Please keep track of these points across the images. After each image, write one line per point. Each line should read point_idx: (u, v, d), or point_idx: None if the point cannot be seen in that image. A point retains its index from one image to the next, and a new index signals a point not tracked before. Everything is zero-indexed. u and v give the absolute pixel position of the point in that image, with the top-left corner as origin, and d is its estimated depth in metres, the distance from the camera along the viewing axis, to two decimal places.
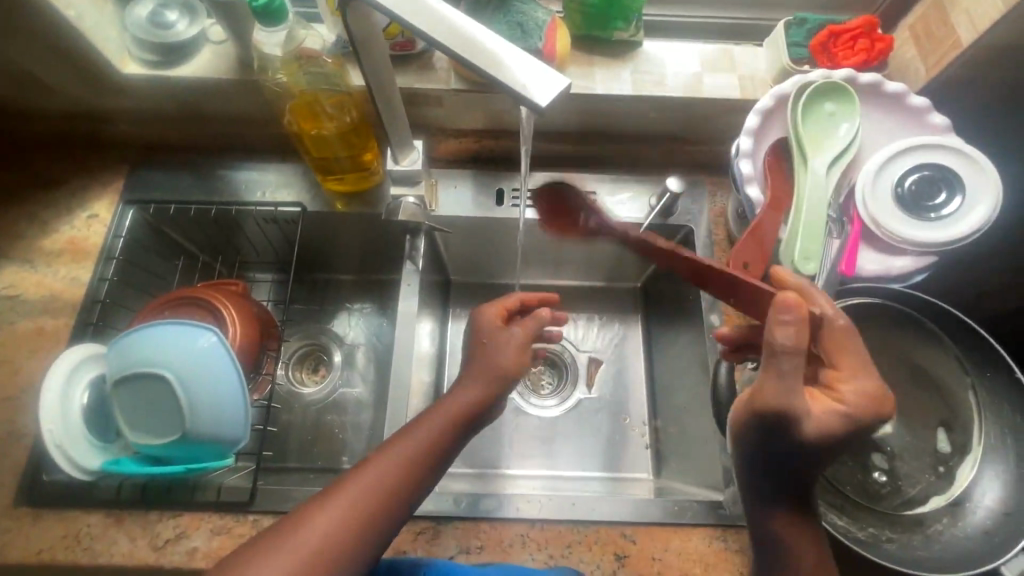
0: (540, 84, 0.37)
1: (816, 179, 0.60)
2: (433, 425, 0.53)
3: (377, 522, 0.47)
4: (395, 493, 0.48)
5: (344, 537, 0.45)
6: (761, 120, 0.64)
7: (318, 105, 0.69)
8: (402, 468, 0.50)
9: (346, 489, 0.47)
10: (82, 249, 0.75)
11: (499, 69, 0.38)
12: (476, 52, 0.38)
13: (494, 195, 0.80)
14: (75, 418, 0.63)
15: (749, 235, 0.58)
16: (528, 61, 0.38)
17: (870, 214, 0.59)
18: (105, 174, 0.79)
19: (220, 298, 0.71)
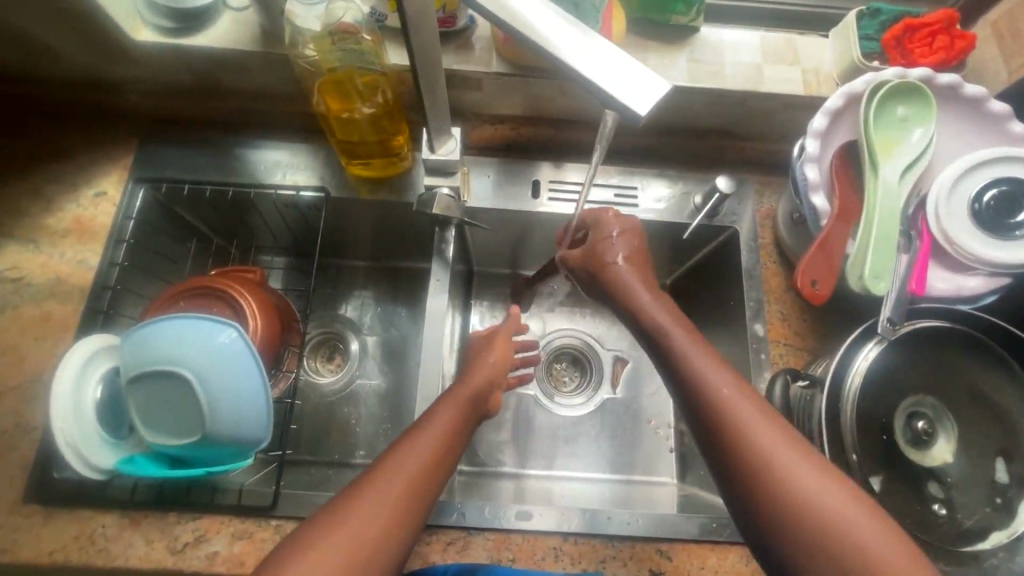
0: (636, 91, 0.34)
1: (887, 190, 0.56)
2: (446, 418, 0.52)
3: (409, 521, 0.44)
4: (422, 491, 0.46)
5: (380, 539, 0.42)
6: (828, 121, 0.59)
7: (347, 82, 0.63)
8: (424, 466, 0.47)
9: (370, 492, 0.44)
10: (89, 230, 0.70)
11: (590, 70, 0.35)
12: (566, 53, 0.35)
13: (529, 186, 0.74)
14: (88, 415, 0.59)
15: (817, 251, 0.56)
16: (618, 64, 0.35)
17: (943, 229, 0.56)
18: (113, 148, 0.74)
19: (238, 288, 0.66)
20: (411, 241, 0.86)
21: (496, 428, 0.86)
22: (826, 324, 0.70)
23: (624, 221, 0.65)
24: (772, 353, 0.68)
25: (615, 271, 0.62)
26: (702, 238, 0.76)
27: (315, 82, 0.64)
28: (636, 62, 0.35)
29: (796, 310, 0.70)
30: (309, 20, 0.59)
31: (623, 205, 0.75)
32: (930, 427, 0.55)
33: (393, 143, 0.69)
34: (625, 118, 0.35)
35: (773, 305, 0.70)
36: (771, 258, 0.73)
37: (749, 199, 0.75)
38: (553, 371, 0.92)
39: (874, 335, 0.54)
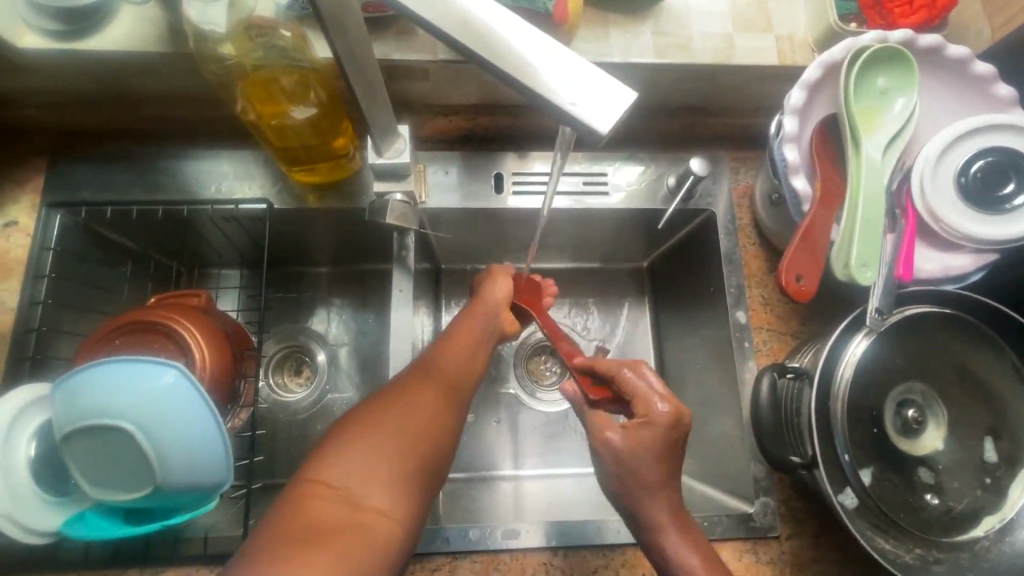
0: (592, 102, 0.30)
1: (871, 168, 0.52)
2: (455, 349, 0.55)
3: (431, 437, 0.48)
4: (437, 414, 0.50)
5: (404, 450, 0.46)
6: (805, 96, 0.54)
7: (274, 83, 0.56)
8: (440, 394, 0.51)
9: (390, 409, 0.48)
10: (4, 266, 0.64)
11: (538, 81, 0.31)
12: (528, 62, 0.31)
13: (491, 180, 0.69)
14: (21, 477, 0.54)
15: (800, 242, 0.53)
16: (575, 67, 0.31)
17: (929, 207, 0.53)
18: (21, 171, 0.66)
19: (178, 319, 0.60)
20: (372, 241, 0.78)
21: (477, 430, 0.82)
22: (807, 304, 0.67)
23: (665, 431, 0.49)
24: (755, 341, 0.66)
25: (641, 452, 0.49)
26: (677, 223, 0.73)
27: (238, 85, 0.56)
28: (589, 64, 0.31)
29: (776, 292, 0.68)
30: (219, 25, 0.53)
31: (593, 194, 0.70)
32: (920, 414, 0.54)
33: (337, 144, 0.62)
34: (583, 134, 0.31)
35: (754, 290, 0.67)
36: (750, 240, 0.70)
37: (724, 178, 0.71)
38: (533, 366, 0.88)
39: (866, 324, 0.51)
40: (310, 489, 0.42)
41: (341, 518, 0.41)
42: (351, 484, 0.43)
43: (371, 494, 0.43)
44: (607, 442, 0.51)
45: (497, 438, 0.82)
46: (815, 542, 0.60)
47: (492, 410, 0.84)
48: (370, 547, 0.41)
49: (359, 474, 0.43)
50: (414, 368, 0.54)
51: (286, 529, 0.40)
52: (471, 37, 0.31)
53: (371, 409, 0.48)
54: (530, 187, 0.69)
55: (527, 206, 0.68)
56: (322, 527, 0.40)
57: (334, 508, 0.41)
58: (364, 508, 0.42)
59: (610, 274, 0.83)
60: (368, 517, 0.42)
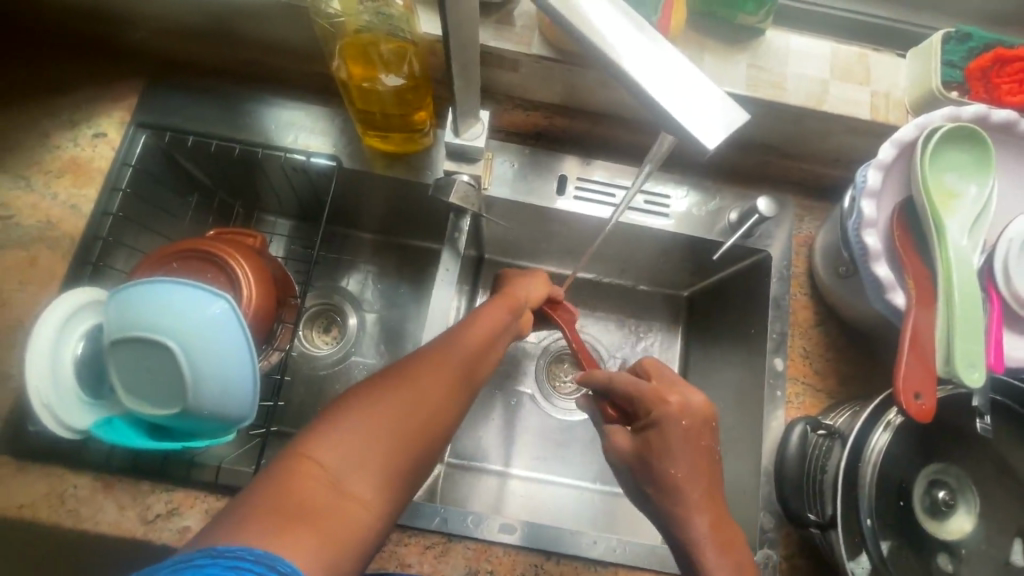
0: (701, 118, 0.33)
1: (960, 256, 0.51)
2: (487, 322, 0.55)
3: (434, 424, 0.46)
4: (449, 401, 0.47)
5: (404, 433, 0.44)
6: (881, 177, 0.53)
7: (373, 49, 0.58)
8: (467, 362, 0.50)
9: (390, 390, 0.45)
10: (86, 172, 0.66)
11: (649, 88, 0.33)
12: (646, 66, 0.34)
13: (554, 181, 0.69)
14: (66, 373, 0.56)
15: (910, 353, 0.48)
16: (687, 81, 0.34)
17: (1015, 293, 0.51)
18: (116, 87, 0.69)
19: (233, 254, 0.62)
20: (417, 214, 0.79)
21: (482, 421, 0.82)
22: (846, 367, 0.66)
23: (691, 424, 0.49)
24: (788, 391, 0.65)
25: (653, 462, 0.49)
26: (730, 259, 0.72)
27: (335, 49, 0.58)
28: (700, 78, 0.34)
29: (819, 347, 0.67)
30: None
31: (652, 214, 0.70)
32: (950, 497, 0.52)
33: (416, 118, 0.64)
34: (687, 145, 0.34)
35: (795, 341, 0.66)
36: (801, 289, 0.69)
37: (788, 222, 0.70)
38: (553, 372, 0.88)
39: (894, 406, 0.51)
40: (297, 466, 0.40)
41: (323, 501, 0.39)
42: (340, 466, 0.41)
43: (358, 480, 0.41)
44: (689, 500, 0.47)
45: (505, 434, 0.82)
46: None
47: (495, 403, 0.84)
48: (348, 534, 0.39)
49: (351, 458, 0.41)
50: (426, 347, 0.51)
51: (266, 503, 0.38)
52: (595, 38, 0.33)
53: (376, 387, 0.46)
54: (590, 195, 0.69)
55: (586, 213, 0.68)
56: (302, 505, 0.38)
57: (318, 492, 0.39)
58: (350, 497, 0.40)
59: (645, 296, 0.84)
60: (348, 505, 0.40)
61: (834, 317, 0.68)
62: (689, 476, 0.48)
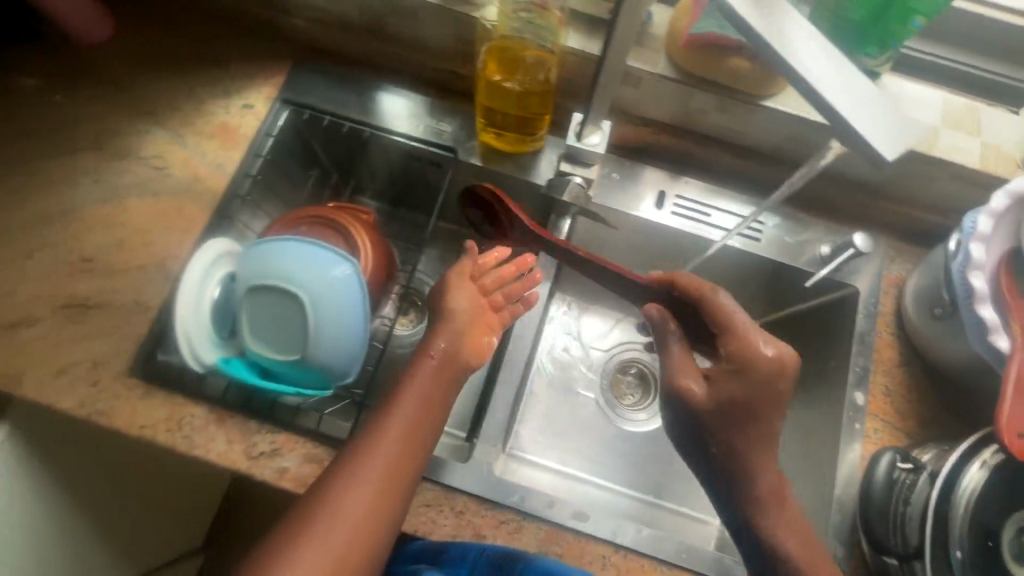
0: (885, 135, 0.37)
1: None
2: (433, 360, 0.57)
3: (393, 485, 0.51)
4: (401, 459, 0.52)
5: (365, 503, 0.49)
6: (992, 223, 0.55)
7: (513, 53, 0.64)
8: (412, 415, 0.54)
9: (341, 477, 0.50)
10: (233, 137, 0.74)
11: (840, 103, 0.36)
12: (836, 84, 0.37)
13: (654, 195, 0.72)
14: (204, 312, 0.62)
15: (1015, 393, 0.49)
16: (872, 101, 0.37)
17: None
18: (267, 66, 0.77)
19: (356, 226, 0.68)
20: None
21: (533, 416, 0.85)
22: (928, 409, 0.66)
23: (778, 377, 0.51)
24: (867, 425, 0.65)
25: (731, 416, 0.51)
26: (815, 290, 0.73)
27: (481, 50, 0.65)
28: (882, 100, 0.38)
29: (901, 387, 0.67)
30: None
31: (744, 237, 0.72)
32: None
33: (536, 121, 0.69)
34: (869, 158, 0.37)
35: (878, 378, 0.67)
36: (887, 328, 0.69)
37: (878, 261, 0.71)
38: (617, 381, 0.90)
39: (993, 445, 0.51)
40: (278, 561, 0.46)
41: None
42: (316, 552, 0.47)
43: (338, 558, 0.47)
44: (767, 488, 0.51)
45: (565, 435, 0.84)
46: None
47: (534, 404, 0.85)
48: None
49: (325, 546, 0.47)
50: (373, 413, 0.55)
51: None
52: (777, 39, 0.37)
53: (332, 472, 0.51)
54: (687, 212, 0.72)
55: (681, 227, 0.71)
56: None
57: None
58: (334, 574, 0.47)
59: None
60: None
61: (920, 360, 0.68)
62: (758, 432, 0.51)
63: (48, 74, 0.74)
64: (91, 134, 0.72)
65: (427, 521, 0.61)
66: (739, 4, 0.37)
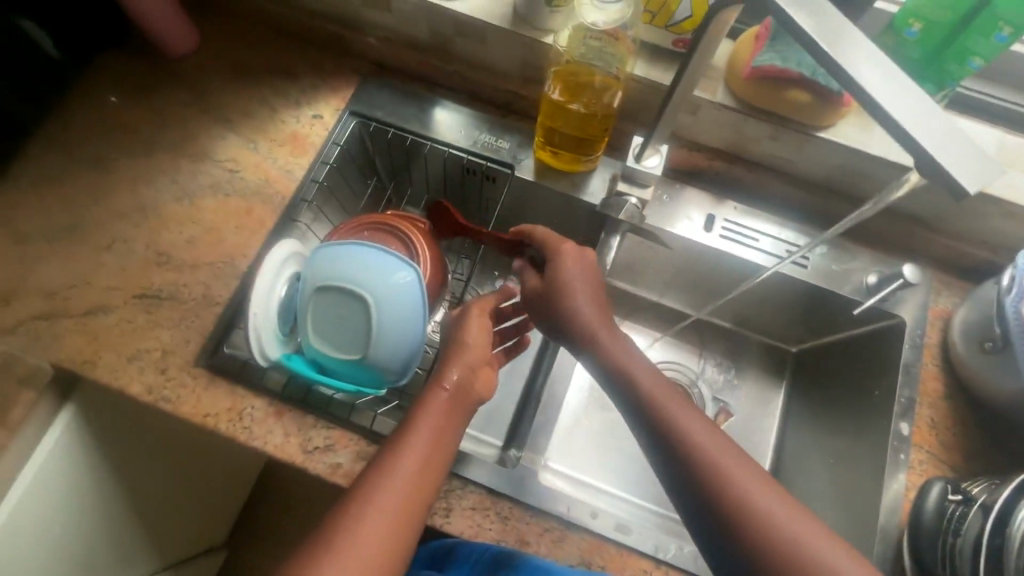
0: (965, 168, 0.36)
1: None
2: (445, 395, 0.58)
3: (405, 519, 0.52)
4: (414, 491, 0.53)
5: (379, 535, 0.50)
6: None
7: (579, 77, 0.67)
8: (425, 446, 0.55)
9: (357, 508, 0.51)
10: (301, 145, 0.78)
11: (918, 133, 0.36)
12: (915, 112, 0.37)
13: (703, 218, 0.74)
14: (272, 309, 0.65)
15: None
16: (952, 129, 0.37)
17: None
18: (337, 79, 0.81)
19: (418, 235, 0.72)
20: (534, 215, 0.83)
21: (561, 428, 0.85)
22: (974, 444, 0.66)
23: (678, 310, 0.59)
24: (912, 456, 0.65)
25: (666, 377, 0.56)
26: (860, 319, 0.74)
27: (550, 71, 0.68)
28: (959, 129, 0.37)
29: (947, 420, 0.67)
30: (599, 24, 0.61)
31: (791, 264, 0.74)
32: None
33: (594, 142, 0.72)
34: (948, 191, 0.37)
35: (924, 410, 0.67)
36: (932, 360, 0.70)
37: (925, 294, 0.72)
38: None
39: None
40: None
41: None
42: None
43: None
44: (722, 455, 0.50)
45: (600, 452, 0.84)
46: None
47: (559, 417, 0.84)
48: None
49: None
50: (384, 443, 0.56)
51: None
52: (850, 68, 0.38)
53: (347, 504, 0.51)
54: (735, 235, 0.74)
55: (732, 251, 0.73)
56: None
57: None
58: None
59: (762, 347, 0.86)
60: None
61: (966, 394, 0.68)
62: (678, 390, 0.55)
63: (135, 80, 0.79)
64: (170, 137, 0.77)
65: (473, 524, 0.62)
66: (813, 33, 0.38)
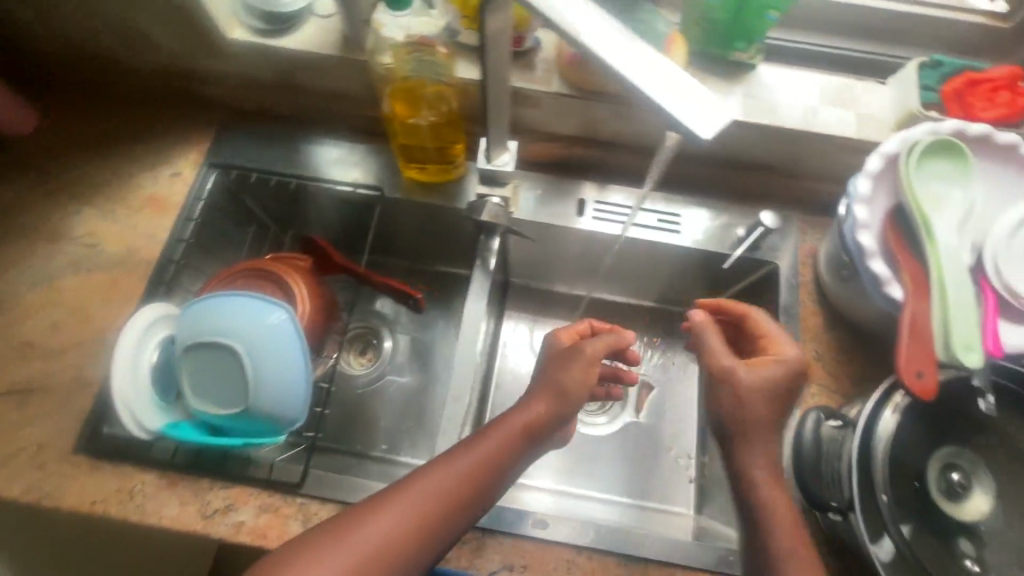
0: (696, 114, 0.36)
1: (951, 249, 0.55)
2: (509, 430, 0.56)
3: (426, 536, 0.50)
4: (446, 510, 0.51)
5: (394, 542, 0.48)
6: (872, 186, 0.59)
7: (417, 91, 0.69)
8: (473, 465, 0.53)
9: (386, 507, 0.50)
10: (162, 206, 0.76)
11: (645, 88, 0.37)
12: (643, 68, 0.37)
13: (574, 204, 0.76)
14: (143, 378, 0.63)
15: (910, 339, 0.53)
16: (681, 81, 0.37)
17: (1007, 286, 0.55)
18: (191, 134, 0.80)
19: (292, 273, 0.70)
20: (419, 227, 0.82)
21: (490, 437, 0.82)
22: (860, 368, 0.69)
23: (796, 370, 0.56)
24: (804, 392, 0.68)
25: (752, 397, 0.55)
26: (741, 272, 0.77)
27: (386, 90, 0.69)
28: (694, 81, 0.37)
29: (832, 351, 0.70)
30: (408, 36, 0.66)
31: (665, 232, 0.76)
32: (964, 478, 0.53)
33: (451, 151, 0.73)
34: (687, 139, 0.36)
35: (809, 346, 0.70)
36: (810, 297, 0.73)
37: (792, 236, 0.75)
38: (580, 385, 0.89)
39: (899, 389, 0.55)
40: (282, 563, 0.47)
41: None
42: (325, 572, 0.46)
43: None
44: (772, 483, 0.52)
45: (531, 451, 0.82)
46: None
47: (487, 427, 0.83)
48: None
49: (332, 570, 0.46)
50: (439, 454, 0.55)
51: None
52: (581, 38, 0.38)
53: (377, 500, 0.51)
54: (607, 215, 0.76)
55: (606, 231, 0.75)
56: None
57: None
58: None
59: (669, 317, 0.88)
60: None
61: (843, 322, 0.71)
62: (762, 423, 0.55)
63: None
64: (21, 223, 0.74)
65: None
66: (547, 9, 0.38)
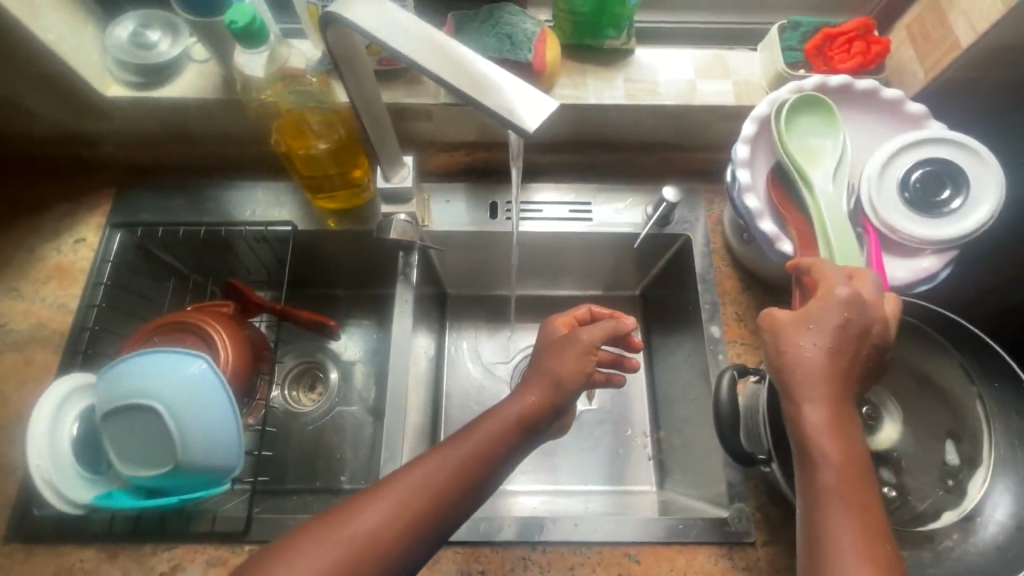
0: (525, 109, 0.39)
1: (828, 197, 0.58)
2: (500, 422, 0.54)
3: (414, 530, 0.48)
4: (434, 502, 0.49)
5: (381, 537, 0.47)
6: (749, 149, 0.62)
7: (304, 122, 0.69)
8: (463, 456, 0.52)
9: (373, 503, 0.48)
10: (70, 275, 0.74)
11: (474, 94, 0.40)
12: (472, 70, 0.40)
13: (487, 208, 0.78)
14: (64, 452, 0.61)
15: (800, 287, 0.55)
16: (512, 81, 0.40)
17: (885, 222, 0.58)
18: (91, 198, 0.79)
19: (210, 321, 0.69)
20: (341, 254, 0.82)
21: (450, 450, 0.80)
22: None
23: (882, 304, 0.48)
24: (729, 353, 0.70)
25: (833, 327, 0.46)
26: (658, 248, 0.79)
27: (275, 126, 0.69)
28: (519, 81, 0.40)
29: (751, 310, 0.73)
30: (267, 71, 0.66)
31: (579, 221, 0.77)
32: (871, 411, 0.59)
33: (353, 175, 0.73)
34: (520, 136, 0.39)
35: (729, 309, 0.72)
36: (723, 262, 0.75)
37: (699, 207, 0.78)
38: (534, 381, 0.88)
39: None
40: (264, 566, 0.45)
41: None
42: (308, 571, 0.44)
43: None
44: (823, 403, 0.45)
45: None
46: (791, 550, 0.62)
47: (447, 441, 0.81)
48: None
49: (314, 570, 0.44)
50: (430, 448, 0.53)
51: None
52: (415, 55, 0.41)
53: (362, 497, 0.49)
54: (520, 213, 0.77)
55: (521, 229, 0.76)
56: None
57: None
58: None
59: (605, 302, 0.90)
60: None
61: (758, 281, 0.74)
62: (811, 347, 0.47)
63: None
64: None
65: None
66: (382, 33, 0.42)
